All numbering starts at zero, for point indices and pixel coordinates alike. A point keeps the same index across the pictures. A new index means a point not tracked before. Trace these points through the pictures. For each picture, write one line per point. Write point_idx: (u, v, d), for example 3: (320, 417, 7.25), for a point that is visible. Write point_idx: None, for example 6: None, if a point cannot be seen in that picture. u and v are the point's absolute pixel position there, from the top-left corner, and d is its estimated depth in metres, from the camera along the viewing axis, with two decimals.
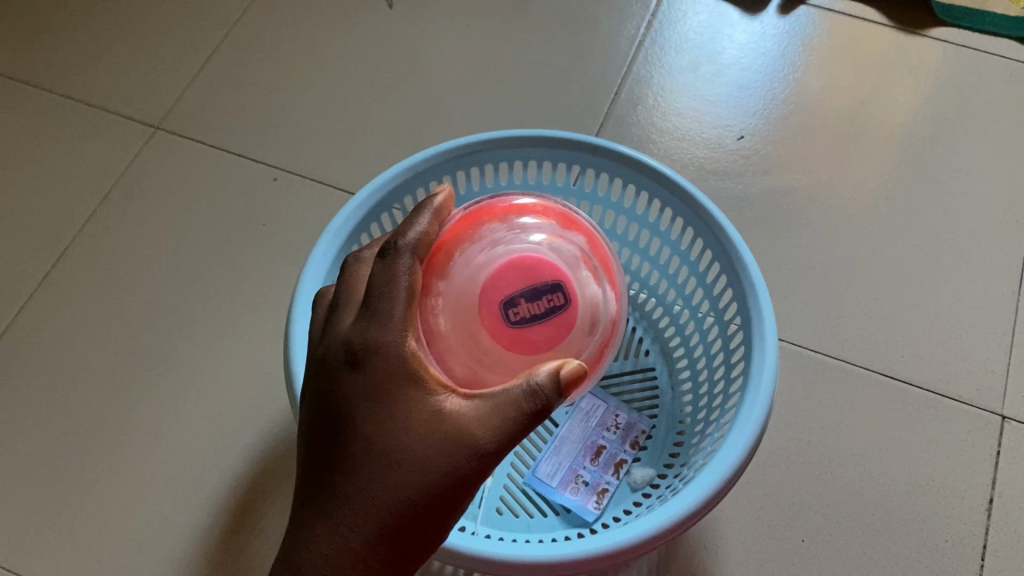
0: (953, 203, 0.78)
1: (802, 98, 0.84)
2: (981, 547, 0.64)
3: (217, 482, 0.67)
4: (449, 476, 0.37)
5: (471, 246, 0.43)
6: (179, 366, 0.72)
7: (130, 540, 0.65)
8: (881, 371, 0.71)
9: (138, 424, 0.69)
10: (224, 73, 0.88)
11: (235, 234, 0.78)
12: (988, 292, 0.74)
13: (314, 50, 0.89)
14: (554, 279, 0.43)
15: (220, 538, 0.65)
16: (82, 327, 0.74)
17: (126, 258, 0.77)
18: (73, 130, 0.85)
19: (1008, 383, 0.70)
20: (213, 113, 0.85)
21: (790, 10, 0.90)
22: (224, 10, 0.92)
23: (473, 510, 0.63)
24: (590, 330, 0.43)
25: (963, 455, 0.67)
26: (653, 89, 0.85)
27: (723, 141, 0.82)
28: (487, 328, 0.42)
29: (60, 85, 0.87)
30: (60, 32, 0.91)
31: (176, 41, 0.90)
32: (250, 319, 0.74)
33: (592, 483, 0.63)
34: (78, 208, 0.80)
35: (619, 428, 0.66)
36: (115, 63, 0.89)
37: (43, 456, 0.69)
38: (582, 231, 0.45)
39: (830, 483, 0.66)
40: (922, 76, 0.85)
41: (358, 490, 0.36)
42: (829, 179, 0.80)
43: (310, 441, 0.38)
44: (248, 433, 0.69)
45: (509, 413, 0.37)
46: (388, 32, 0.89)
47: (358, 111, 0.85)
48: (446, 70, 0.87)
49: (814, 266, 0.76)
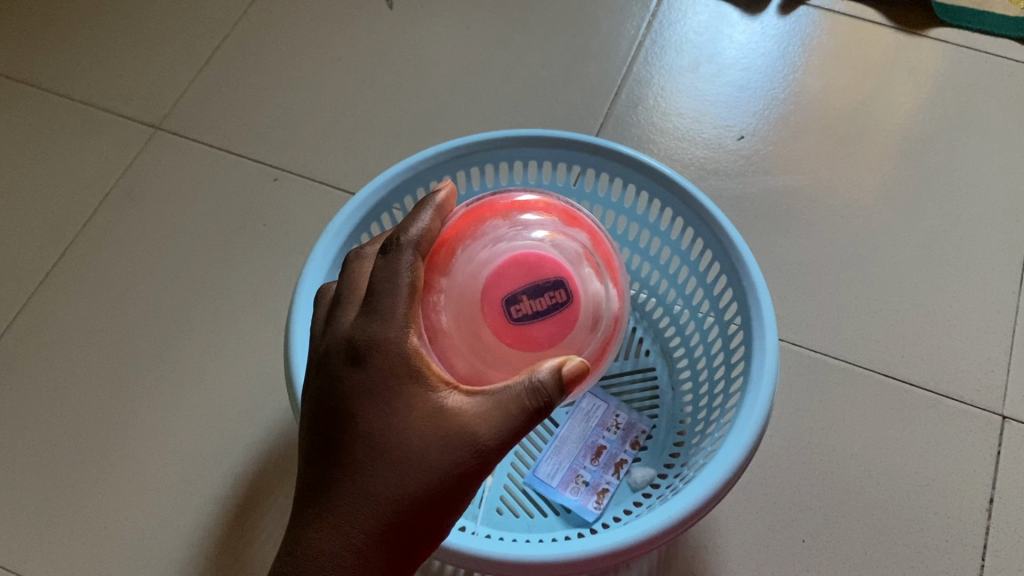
0: (953, 203, 0.78)
1: (802, 98, 0.85)
2: (982, 547, 0.64)
3: (218, 481, 0.67)
4: (450, 473, 0.37)
5: (473, 243, 0.43)
6: (179, 366, 0.72)
7: (130, 540, 0.65)
8: (882, 371, 0.71)
9: (138, 424, 0.69)
10: (224, 73, 0.88)
11: (235, 235, 0.78)
12: (988, 292, 0.74)
13: (315, 50, 0.89)
14: (556, 276, 0.43)
15: (220, 538, 0.64)
16: (82, 327, 0.74)
17: (126, 259, 0.77)
18: (73, 131, 0.85)
19: (1008, 383, 0.70)
20: (214, 113, 0.85)
21: (790, 10, 0.90)
22: (224, 11, 0.92)
23: (473, 510, 0.63)
24: (592, 326, 0.43)
25: (964, 455, 0.67)
26: (653, 89, 0.85)
27: (723, 141, 0.82)
28: (489, 325, 0.42)
29: (60, 85, 0.87)
30: (61, 33, 0.91)
31: (176, 41, 0.90)
32: (250, 319, 0.74)
33: (592, 482, 0.63)
34: (78, 208, 0.80)
35: (619, 428, 0.66)
36: (115, 63, 0.89)
37: (43, 456, 0.69)
38: (584, 228, 0.45)
39: (830, 483, 0.66)
40: (922, 77, 0.85)
41: (359, 487, 0.36)
42: (829, 179, 0.80)
43: (311, 438, 0.38)
44: (248, 432, 0.69)
45: (510, 410, 0.37)
46: (388, 32, 0.89)
47: (358, 111, 0.85)
48: (447, 70, 0.87)
49: (814, 266, 0.76)
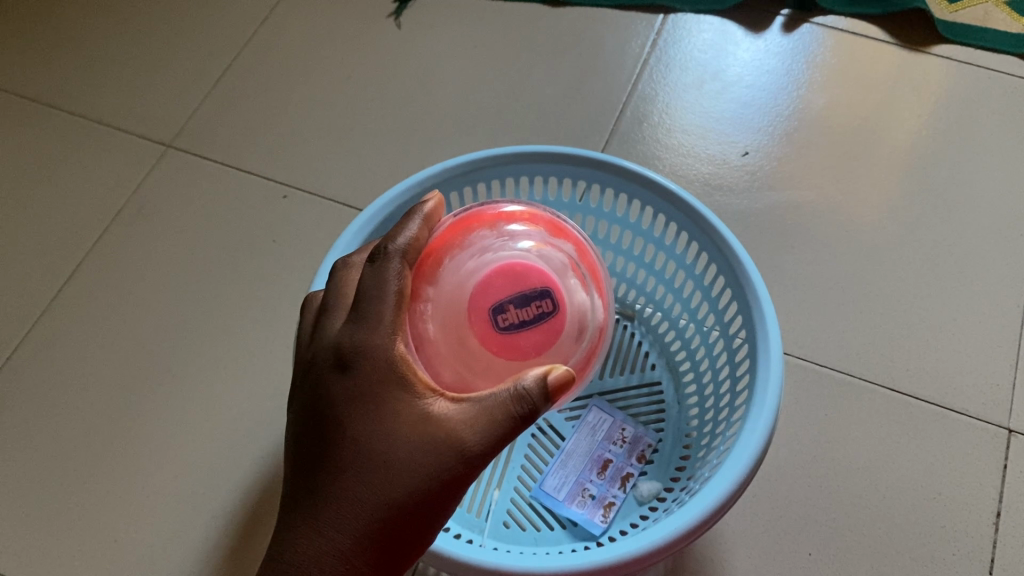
0: (958, 217, 0.78)
1: (806, 114, 0.85)
2: (989, 561, 0.63)
3: (227, 492, 0.68)
4: (435, 479, 0.38)
5: (460, 253, 0.44)
6: (187, 379, 0.73)
7: (140, 552, 0.66)
8: (886, 385, 0.70)
9: (148, 436, 0.71)
10: (234, 93, 0.90)
11: (248, 250, 0.80)
12: (993, 304, 0.74)
13: (325, 69, 0.91)
14: (543, 286, 0.43)
15: (230, 547, 0.66)
16: (94, 340, 0.76)
17: (139, 273, 0.79)
18: (86, 149, 0.87)
19: (1014, 397, 0.69)
20: (224, 132, 0.87)
21: (793, 28, 0.90)
22: (236, 31, 0.94)
23: (478, 523, 0.64)
24: (578, 336, 0.44)
25: (970, 471, 0.66)
26: (658, 106, 0.86)
27: (727, 158, 0.82)
28: (476, 334, 0.43)
29: (74, 104, 0.90)
30: (74, 53, 0.94)
31: (189, 61, 0.92)
32: (261, 333, 0.75)
33: (598, 496, 0.63)
34: (93, 224, 0.82)
35: (625, 442, 0.66)
36: (128, 83, 0.91)
37: (53, 468, 0.70)
38: (571, 239, 0.46)
39: (836, 497, 0.66)
40: (925, 93, 0.85)
41: (346, 492, 0.37)
42: (833, 196, 0.80)
43: (302, 446, 0.39)
44: (258, 443, 0.70)
45: (496, 417, 0.38)
46: (397, 52, 0.91)
47: (365, 128, 0.86)
48: (454, 88, 0.88)
49: (817, 281, 0.76)
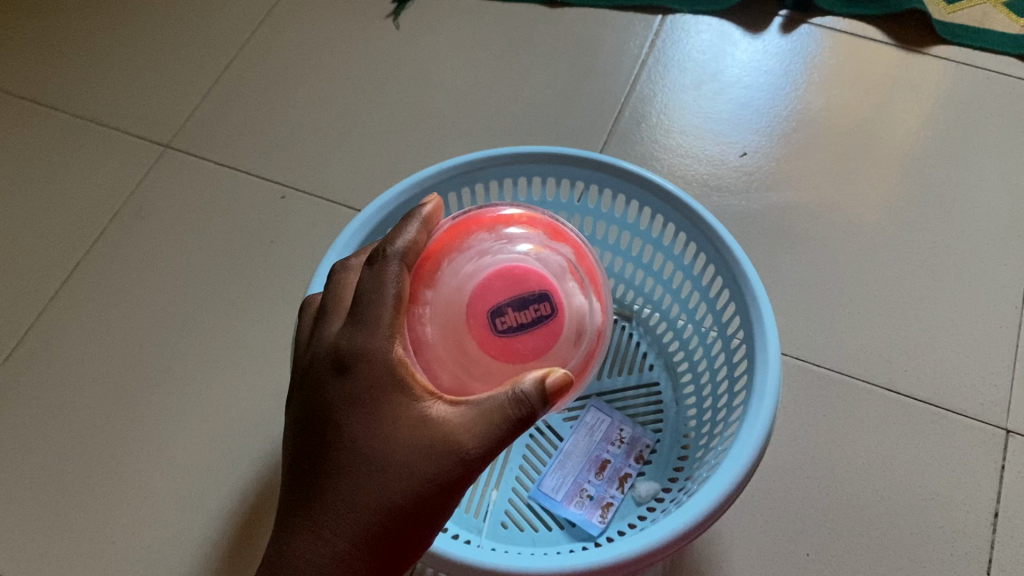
0: (956, 218, 0.78)
1: (804, 114, 0.85)
2: (987, 561, 0.63)
3: (226, 493, 0.68)
4: (433, 481, 0.38)
5: (459, 256, 0.44)
6: (186, 380, 0.73)
7: (139, 553, 0.66)
8: (884, 385, 0.70)
9: (146, 437, 0.71)
10: (232, 93, 0.90)
11: (246, 251, 0.80)
12: (991, 304, 0.74)
13: (323, 70, 0.91)
14: (542, 289, 0.43)
15: (229, 547, 0.66)
16: (92, 341, 0.76)
17: (137, 274, 0.79)
18: (84, 149, 0.87)
19: (1012, 397, 0.69)
20: (222, 132, 0.87)
21: (791, 28, 0.91)
22: (234, 32, 0.94)
23: (476, 524, 0.64)
24: (576, 340, 0.44)
25: (968, 472, 0.67)
26: (657, 106, 0.86)
27: (725, 159, 0.82)
28: (474, 337, 0.42)
29: (72, 105, 0.90)
30: (72, 53, 0.93)
31: (187, 61, 0.92)
32: (259, 333, 0.75)
33: (596, 496, 0.63)
34: (91, 224, 0.82)
35: (624, 442, 0.66)
36: (126, 83, 0.91)
37: (51, 469, 0.70)
38: (569, 242, 0.46)
39: (834, 497, 0.66)
40: (923, 93, 0.86)
41: (344, 495, 0.37)
42: (832, 197, 0.80)
43: (300, 448, 0.39)
44: (256, 444, 0.70)
45: (494, 420, 0.38)
46: (395, 53, 0.91)
47: (364, 128, 0.86)
48: (453, 89, 0.88)
49: (815, 282, 0.76)
